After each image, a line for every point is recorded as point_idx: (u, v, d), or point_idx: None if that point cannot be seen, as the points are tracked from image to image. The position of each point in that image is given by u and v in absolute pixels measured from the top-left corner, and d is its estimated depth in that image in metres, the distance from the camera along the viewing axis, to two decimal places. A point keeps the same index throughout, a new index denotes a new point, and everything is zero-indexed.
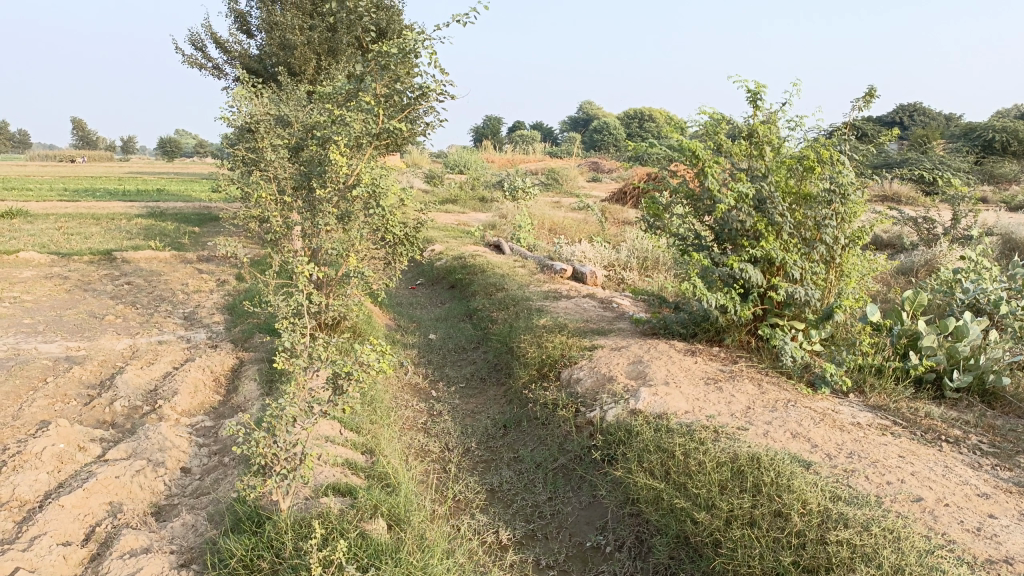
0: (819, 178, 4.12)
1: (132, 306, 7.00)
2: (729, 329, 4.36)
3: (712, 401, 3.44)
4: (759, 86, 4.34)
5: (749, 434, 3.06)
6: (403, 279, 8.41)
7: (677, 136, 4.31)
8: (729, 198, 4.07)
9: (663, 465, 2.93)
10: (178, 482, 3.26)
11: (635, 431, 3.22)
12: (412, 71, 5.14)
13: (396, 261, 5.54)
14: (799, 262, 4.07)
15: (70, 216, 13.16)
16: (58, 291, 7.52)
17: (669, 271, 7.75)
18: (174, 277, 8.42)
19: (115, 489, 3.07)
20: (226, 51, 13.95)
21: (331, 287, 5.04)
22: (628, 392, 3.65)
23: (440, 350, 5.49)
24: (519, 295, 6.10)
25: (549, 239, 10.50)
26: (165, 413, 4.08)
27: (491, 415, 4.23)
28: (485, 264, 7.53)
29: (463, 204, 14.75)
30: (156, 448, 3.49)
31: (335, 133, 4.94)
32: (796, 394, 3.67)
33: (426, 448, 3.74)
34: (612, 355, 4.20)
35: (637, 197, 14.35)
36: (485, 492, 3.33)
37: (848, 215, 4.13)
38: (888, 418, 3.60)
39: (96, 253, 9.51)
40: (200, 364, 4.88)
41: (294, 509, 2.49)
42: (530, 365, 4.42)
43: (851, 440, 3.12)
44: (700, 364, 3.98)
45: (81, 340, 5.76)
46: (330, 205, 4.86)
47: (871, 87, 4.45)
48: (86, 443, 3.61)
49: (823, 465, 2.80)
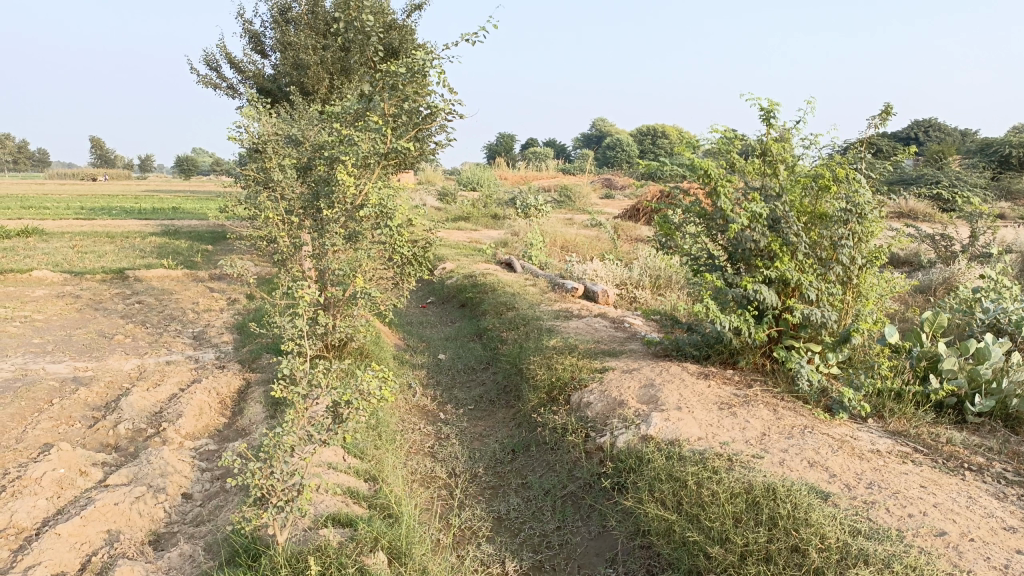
0: (835, 197, 4.03)
1: (142, 325, 6.98)
2: (744, 352, 4.26)
3: (725, 427, 3.34)
4: (772, 104, 4.25)
5: (764, 462, 2.96)
6: (414, 298, 8.36)
7: (688, 154, 4.24)
8: (742, 218, 4.00)
9: (675, 495, 2.83)
10: (178, 509, 3.19)
11: (647, 459, 3.12)
12: (420, 90, 5.10)
13: (404, 281, 5.48)
14: (815, 283, 3.97)
15: (85, 234, 13.22)
16: (69, 310, 7.52)
17: (682, 290, 7.64)
18: (185, 295, 8.41)
19: (114, 516, 3.01)
20: (240, 71, 14.05)
21: (338, 307, 4.99)
22: (640, 416, 3.56)
23: (449, 371, 5.41)
24: (529, 314, 6.02)
25: (561, 256, 10.43)
26: (168, 436, 4.02)
27: (499, 439, 4.14)
28: (496, 283, 7.47)
29: (475, 221, 14.72)
30: (157, 473, 3.42)
31: (343, 153, 4.92)
32: (813, 420, 3.56)
33: (432, 474, 3.66)
34: (624, 378, 4.11)
35: (650, 214, 14.27)
36: (492, 520, 3.24)
37: (865, 234, 4.03)
38: (908, 445, 3.48)
39: (108, 272, 9.53)
40: (206, 385, 4.83)
41: (292, 542, 2.42)
42: (540, 388, 4.34)
43: (870, 469, 3.01)
44: (713, 387, 3.88)
45: (89, 360, 5.73)
46: (338, 226, 4.83)
47: (887, 104, 4.37)
48: (88, 467, 3.55)
49: (842, 496, 2.69)
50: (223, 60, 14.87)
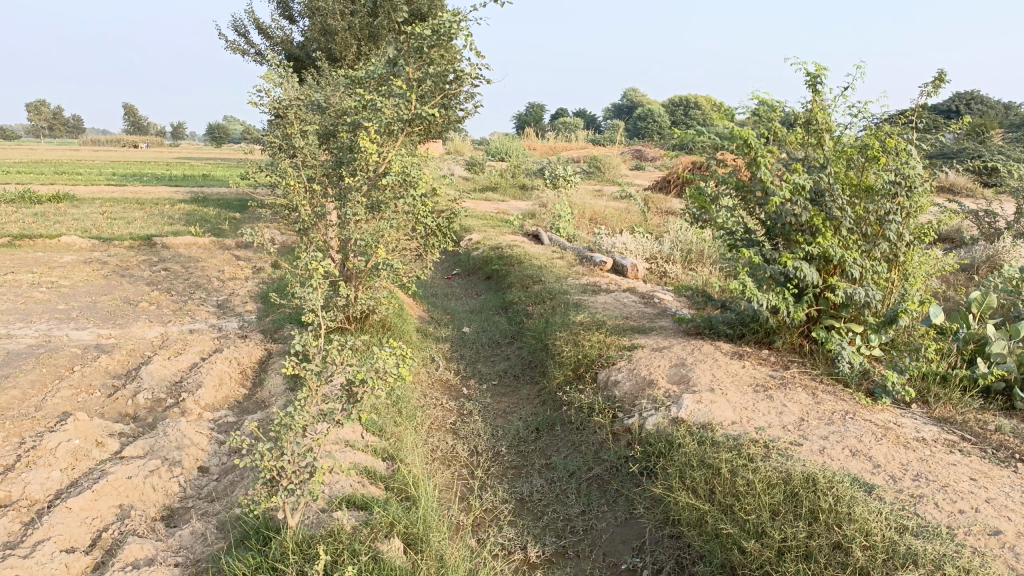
0: (883, 168, 3.80)
1: (167, 293, 6.95)
2: (780, 331, 4.06)
3: (761, 411, 3.17)
4: (819, 69, 4.00)
5: (803, 450, 2.80)
6: (439, 269, 8.24)
7: (727, 122, 4.01)
8: (784, 190, 3.77)
9: (708, 483, 2.68)
10: (194, 483, 3.12)
11: (677, 444, 2.97)
12: (446, 53, 4.94)
13: (427, 253, 5.35)
14: (859, 260, 3.76)
15: (115, 201, 13.26)
16: (95, 276, 7.51)
17: (714, 264, 7.41)
18: (211, 263, 8.38)
19: (127, 490, 2.94)
20: (269, 37, 13.89)
21: (360, 279, 4.89)
22: (670, 398, 3.40)
23: (474, 345, 5.29)
24: (556, 288, 5.86)
25: (589, 229, 10.22)
26: (188, 407, 3.95)
27: (524, 416, 4.02)
28: (523, 255, 7.30)
29: (503, 192, 14.52)
30: (173, 446, 3.35)
31: (366, 119, 4.78)
32: (854, 405, 3.37)
33: (454, 453, 3.55)
34: (653, 357, 3.95)
35: (680, 186, 13.97)
36: (514, 502, 3.12)
37: (915, 209, 3.81)
38: (955, 433, 3.29)
39: (137, 238, 9.53)
40: (227, 355, 4.76)
41: (303, 526, 2.32)
42: (565, 365, 4.20)
43: (917, 459, 2.82)
44: (748, 369, 3.70)
45: (113, 327, 5.70)
46: (360, 195, 4.72)
47: (941, 71, 4.11)
48: (104, 438, 3.50)
49: (887, 489, 2.53)
50: (251, 27, 14.74)
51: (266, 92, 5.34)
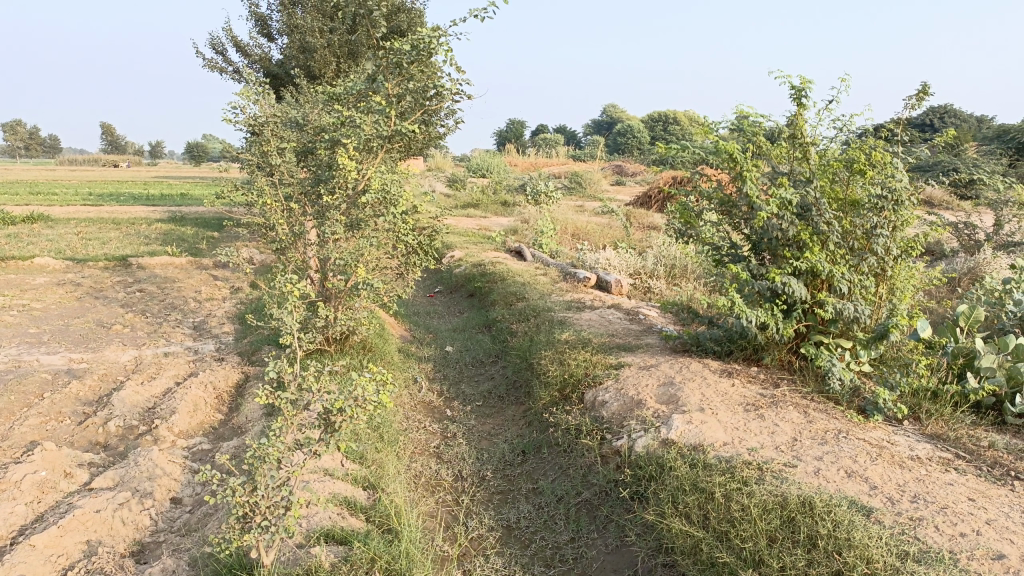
0: (869, 182, 3.77)
1: (142, 314, 6.79)
2: (768, 348, 3.99)
3: (753, 431, 3.09)
4: (804, 82, 3.97)
5: (798, 472, 2.72)
6: (421, 287, 8.13)
7: (711, 136, 3.96)
8: (771, 205, 3.72)
9: (702, 509, 2.60)
10: (166, 515, 2.99)
11: (668, 467, 2.89)
12: (426, 69, 4.87)
13: (409, 271, 5.25)
14: (848, 275, 3.71)
15: (90, 221, 13.03)
16: (68, 298, 7.33)
17: (698, 279, 7.37)
18: (187, 284, 8.21)
19: (95, 525, 2.80)
20: (246, 55, 13.78)
21: (339, 299, 4.77)
22: (660, 418, 3.31)
23: (457, 364, 5.18)
24: (540, 305, 5.77)
25: (572, 245, 10.16)
26: (161, 434, 3.82)
27: (509, 439, 3.92)
28: (506, 272, 7.22)
29: (484, 208, 14.45)
30: (145, 477, 3.21)
31: (344, 136, 4.69)
32: (847, 423, 3.30)
33: (437, 478, 3.44)
34: (641, 375, 3.87)
35: (662, 201, 13.98)
36: (501, 530, 3.01)
37: (901, 223, 3.77)
38: (949, 450, 3.23)
39: (111, 259, 9.34)
40: (203, 379, 4.61)
41: (279, 564, 2.20)
42: (551, 385, 4.11)
43: (913, 479, 2.75)
44: (737, 387, 3.63)
45: (84, 351, 5.53)
46: (338, 213, 4.63)
47: (925, 84, 4.10)
48: (72, 469, 3.35)
49: (885, 512, 2.45)
50: (229, 45, 14.62)
51: (242, 109, 5.23)
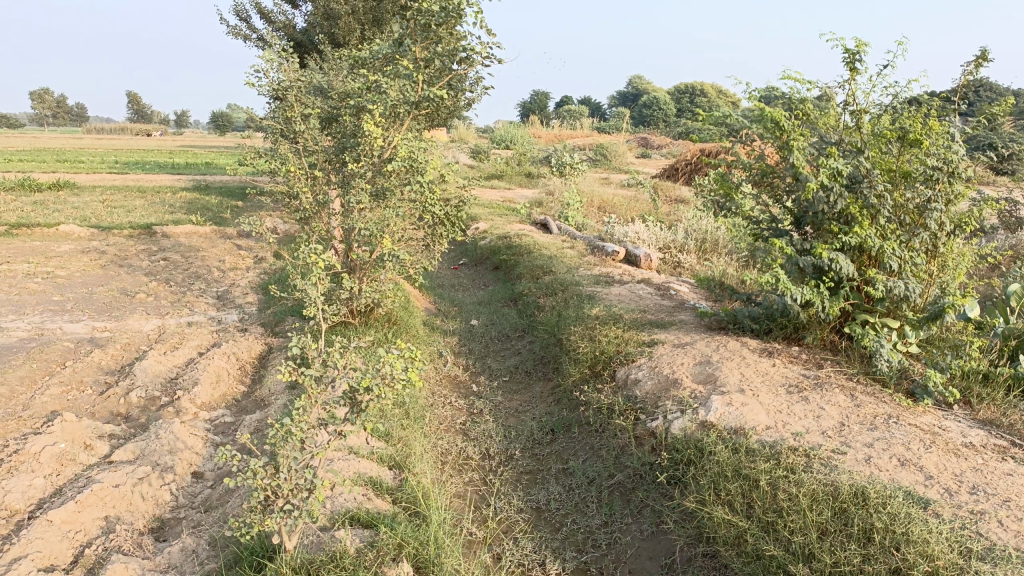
0: (924, 153, 3.56)
1: (166, 283, 6.74)
2: (810, 327, 3.81)
3: (798, 415, 2.94)
4: (859, 45, 3.75)
5: (847, 459, 2.57)
6: (446, 259, 8.01)
7: (757, 102, 3.76)
8: (820, 176, 3.52)
9: (745, 497, 2.47)
10: (187, 491, 2.92)
11: (708, 451, 2.75)
12: (454, 31, 4.70)
13: (435, 243, 5.11)
14: (898, 251, 3.52)
15: (115, 189, 13.02)
16: (93, 266, 7.29)
17: (729, 254, 7.15)
18: (211, 253, 8.16)
19: (114, 501, 2.72)
20: (271, 22, 13.60)
21: (364, 270, 4.66)
22: (697, 399, 3.17)
23: (482, 338, 5.06)
24: (568, 279, 5.62)
25: (598, 218, 9.96)
26: (182, 406, 3.75)
27: (537, 416, 3.80)
28: (532, 244, 7.06)
29: (509, 180, 14.27)
30: (165, 450, 3.13)
31: (370, 101, 4.53)
32: (896, 408, 3.13)
33: (464, 456, 3.34)
34: (676, 354, 3.71)
35: (690, 173, 13.70)
36: (530, 512, 2.90)
37: (956, 196, 3.57)
38: (1005, 437, 3.04)
39: (136, 227, 9.31)
40: (226, 350, 4.53)
41: (302, 550, 2.10)
42: (581, 362, 3.98)
43: (971, 469, 2.58)
44: (779, 367, 3.46)
45: (108, 320, 5.49)
46: (364, 181, 4.50)
47: (985, 48, 3.86)
48: (93, 440, 3.29)
49: (944, 504, 2.29)
50: (254, 11, 14.43)
51: (264, 74, 5.07)
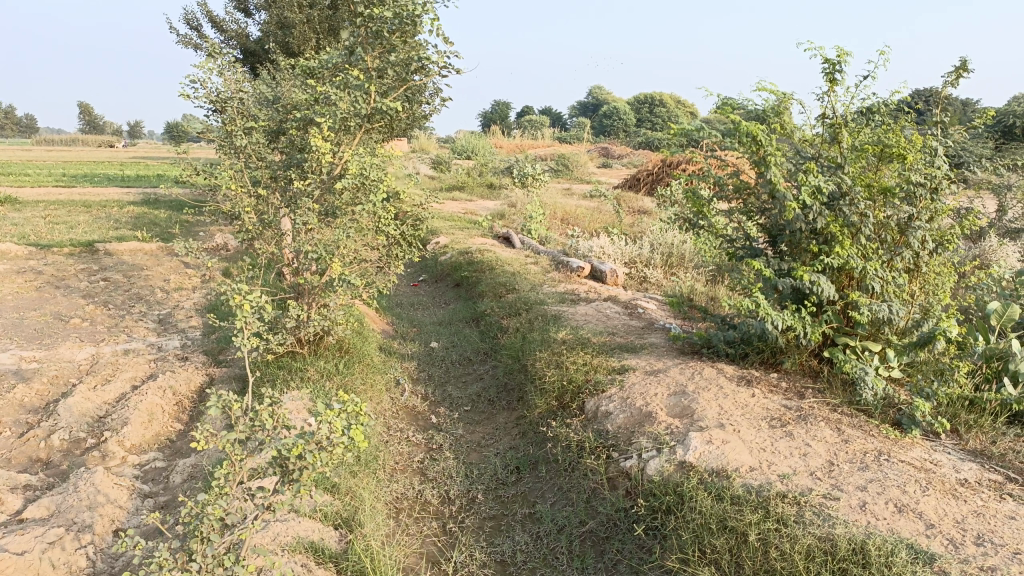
0: (906, 168, 3.37)
1: (104, 306, 6.31)
2: (788, 351, 3.60)
3: (783, 453, 2.71)
4: (839, 55, 3.58)
5: (840, 505, 2.35)
6: (406, 276, 7.71)
7: (732, 115, 3.53)
8: (799, 193, 3.31)
9: (733, 555, 2.27)
10: (107, 553, 2.57)
11: (688, 499, 2.51)
12: (409, 39, 4.42)
13: (391, 264, 4.81)
14: (880, 271, 3.33)
15: (60, 204, 12.41)
16: (27, 288, 6.82)
17: (696, 268, 6.95)
18: (157, 272, 7.73)
19: (18, 572, 2.35)
20: (221, 31, 13.17)
21: (313, 295, 4.34)
22: (674, 435, 2.92)
23: (443, 363, 4.78)
24: (532, 297, 5.36)
25: (561, 230, 9.74)
26: (109, 449, 3.40)
27: (501, 452, 3.52)
28: (495, 260, 6.80)
29: (471, 191, 14.00)
30: (84, 505, 2.78)
31: (318, 114, 4.23)
32: (885, 442, 2.92)
33: (422, 502, 3.05)
34: (649, 382, 3.47)
35: (651, 183, 13.59)
36: (494, 567, 2.63)
37: (938, 212, 3.39)
38: (999, 471, 2.84)
39: (77, 244, 8.82)
40: (163, 382, 4.17)
41: None
42: (547, 392, 3.71)
43: (973, 514, 2.36)
44: (758, 398, 3.24)
45: (37, 348, 5.07)
46: (311, 200, 4.20)
47: (965, 59, 3.71)
48: (4, 494, 2.93)
49: (950, 560, 2.06)
50: (204, 19, 13.96)
51: (201, 84, 4.69)
